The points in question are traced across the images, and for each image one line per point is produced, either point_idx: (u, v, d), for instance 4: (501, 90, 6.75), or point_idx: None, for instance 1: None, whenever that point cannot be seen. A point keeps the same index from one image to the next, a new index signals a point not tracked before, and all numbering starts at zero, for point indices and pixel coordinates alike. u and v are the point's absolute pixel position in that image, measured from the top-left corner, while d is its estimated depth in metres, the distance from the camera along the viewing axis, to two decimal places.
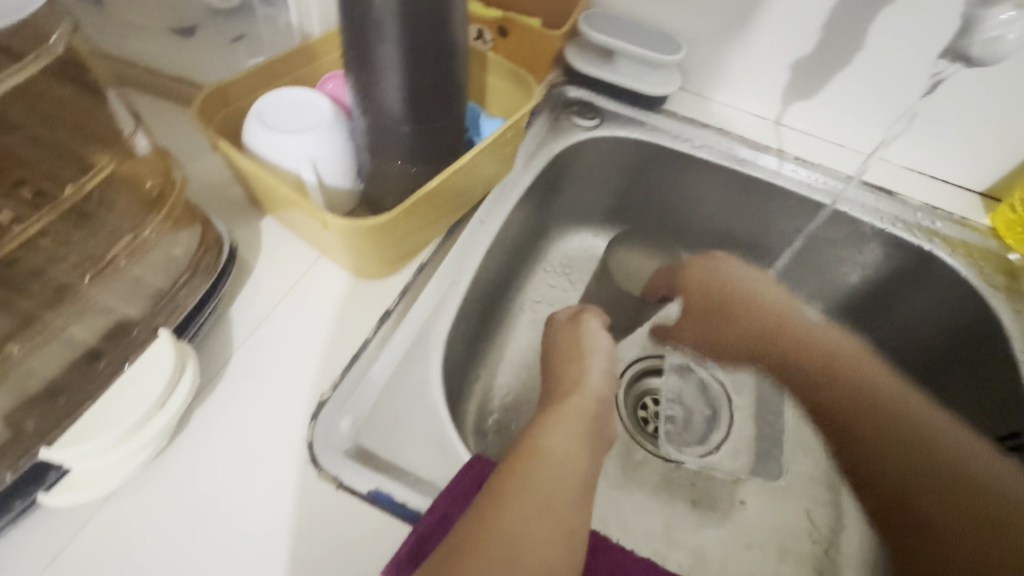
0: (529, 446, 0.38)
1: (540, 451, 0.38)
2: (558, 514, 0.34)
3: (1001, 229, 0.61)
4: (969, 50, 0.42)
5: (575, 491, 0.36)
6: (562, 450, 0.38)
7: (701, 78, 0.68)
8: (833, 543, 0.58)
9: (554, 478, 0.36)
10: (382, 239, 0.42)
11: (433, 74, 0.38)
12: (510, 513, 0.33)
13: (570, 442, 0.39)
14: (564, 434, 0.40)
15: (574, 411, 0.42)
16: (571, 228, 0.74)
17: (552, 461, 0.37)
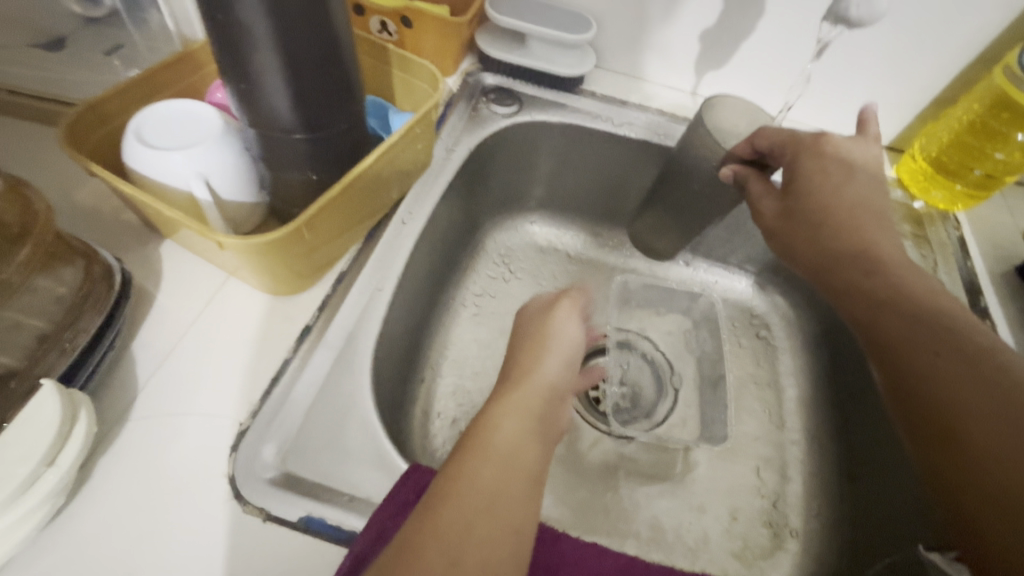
0: (475, 442, 0.36)
1: (485, 450, 0.35)
2: (506, 513, 0.32)
3: (905, 179, 0.64)
4: (848, 12, 0.44)
5: (529, 487, 0.35)
6: (510, 445, 0.36)
7: (615, 55, 0.68)
8: (780, 494, 0.61)
9: (502, 473, 0.34)
10: (290, 253, 0.40)
11: (318, 73, 0.36)
12: (452, 517, 0.31)
13: (522, 437, 0.37)
14: (513, 428, 0.37)
15: (529, 402, 0.40)
16: (505, 217, 0.74)
17: (498, 455, 0.35)
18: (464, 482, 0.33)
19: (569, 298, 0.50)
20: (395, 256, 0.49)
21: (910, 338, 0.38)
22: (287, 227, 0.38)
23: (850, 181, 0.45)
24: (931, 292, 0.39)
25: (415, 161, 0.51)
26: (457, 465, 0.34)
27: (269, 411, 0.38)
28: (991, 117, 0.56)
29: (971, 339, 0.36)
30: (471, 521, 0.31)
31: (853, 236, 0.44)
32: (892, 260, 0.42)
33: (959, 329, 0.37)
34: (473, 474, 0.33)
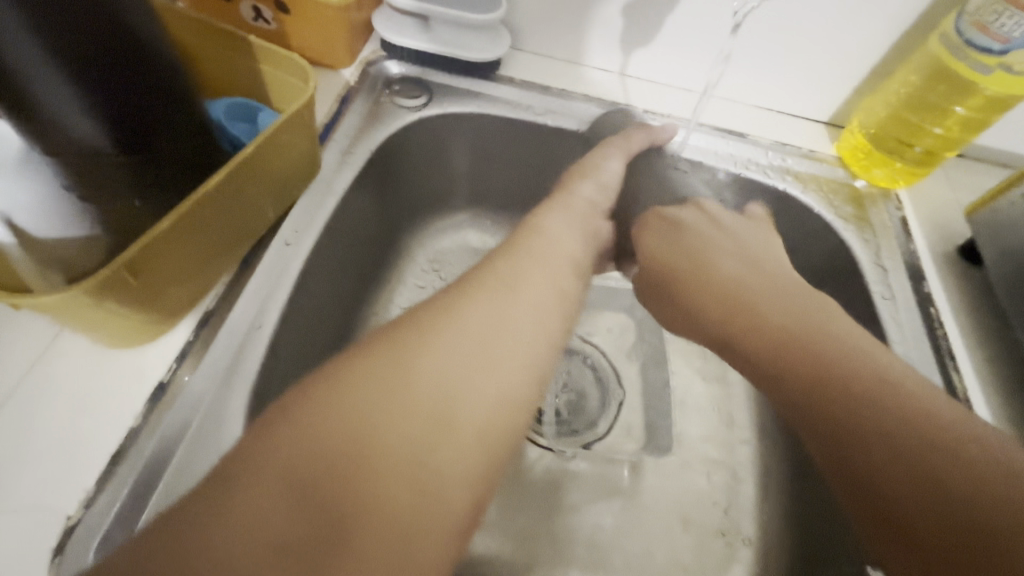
0: (400, 351, 0.27)
1: (406, 371, 0.26)
2: (416, 464, 0.24)
3: (846, 156, 0.60)
4: None
5: (451, 429, 0.25)
6: (442, 370, 0.27)
7: (534, 35, 0.61)
8: (733, 501, 0.58)
9: (424, 399, 0.26)
10: (125, 302, 0.33)
11: (114, 77, 0.30)
12: (338, 442, 0.23)
13: (461, 361, 0.28)
14: (441, 340, 0.28)
15: (483, 324, 0.30)
16: (430, 219, 0.67)
17: (496, 322, 0.30)
18: (366, 399, 0.25)
19: (550, 220, 0.40)
20: (277, 285, 0.42)
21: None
22: (104, 271, 0.31)
23: None
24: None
25: (292, 172, 0.44)
26: (363, 372, 0.26)
27: (108, 496, 0.31)
28: (928, 90, 0.53)
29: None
30: (364, 441, 0.24)
31: None
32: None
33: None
34: (369, 393, 0.25)
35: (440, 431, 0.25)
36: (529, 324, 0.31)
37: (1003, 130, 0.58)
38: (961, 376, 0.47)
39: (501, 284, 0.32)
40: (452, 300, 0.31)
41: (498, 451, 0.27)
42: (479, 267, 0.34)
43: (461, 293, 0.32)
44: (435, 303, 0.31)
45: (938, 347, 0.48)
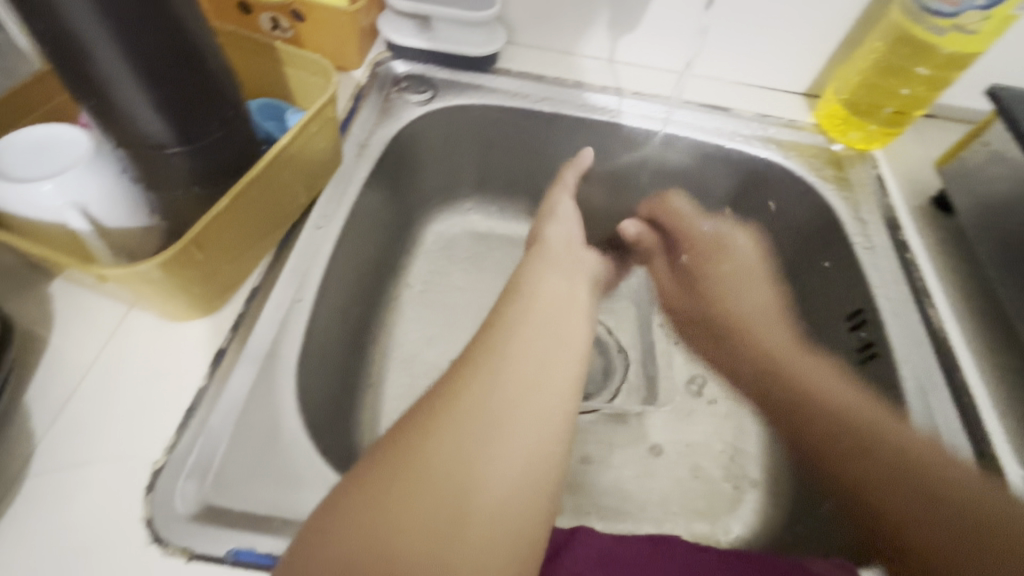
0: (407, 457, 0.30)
1: (431, 453, 0.30)
2: (459, 523, 0.28)
3: (824, 123, 0.65)
4: None
5: (477, 510, 0.29)
6: (453, 448, 0.31)
7: (527, 28, 0.66)
8: (738, 449, 0.62)
9: (457, 476, 0.30)
10: (191, 277, 0.38)
11: (177, 76, 0.34)
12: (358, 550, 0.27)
13: (478, 429, 0.32)
14: (471, 430, 0.32)
15: (492, 394, 0.34)
16: (439, 207, 0.72)
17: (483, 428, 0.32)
18: (390, 499, 0.28)
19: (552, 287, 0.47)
20: (312, 263, 0.46)
21: (868, 477, 0.44)
22: (175, 248, 0.35)
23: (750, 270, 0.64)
24: (858, 401, 0.49)
25: (320, 162, 0.48)
26: (390, 462, 0.30)
27: (187, 443, 0.36)
28: (894, 54, 0.57)
29: (913, 451, 0.43)
30: (399, 526, 0.28)
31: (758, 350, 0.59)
32: (784, 355, 0.57)
33: (896, 442, 0.44)
34: (420, 481, 0.29)
35: (501, 511, 0.30)
36: (548, 379, 0.37)
37: (967, 87, 0.63)
38: (938, 312, 0.51)
39: (491, 361, 0.36)
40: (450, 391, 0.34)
41: (537, 482, 0.32)
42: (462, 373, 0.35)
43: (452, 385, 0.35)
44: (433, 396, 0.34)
45: (915, 290, 0.53)
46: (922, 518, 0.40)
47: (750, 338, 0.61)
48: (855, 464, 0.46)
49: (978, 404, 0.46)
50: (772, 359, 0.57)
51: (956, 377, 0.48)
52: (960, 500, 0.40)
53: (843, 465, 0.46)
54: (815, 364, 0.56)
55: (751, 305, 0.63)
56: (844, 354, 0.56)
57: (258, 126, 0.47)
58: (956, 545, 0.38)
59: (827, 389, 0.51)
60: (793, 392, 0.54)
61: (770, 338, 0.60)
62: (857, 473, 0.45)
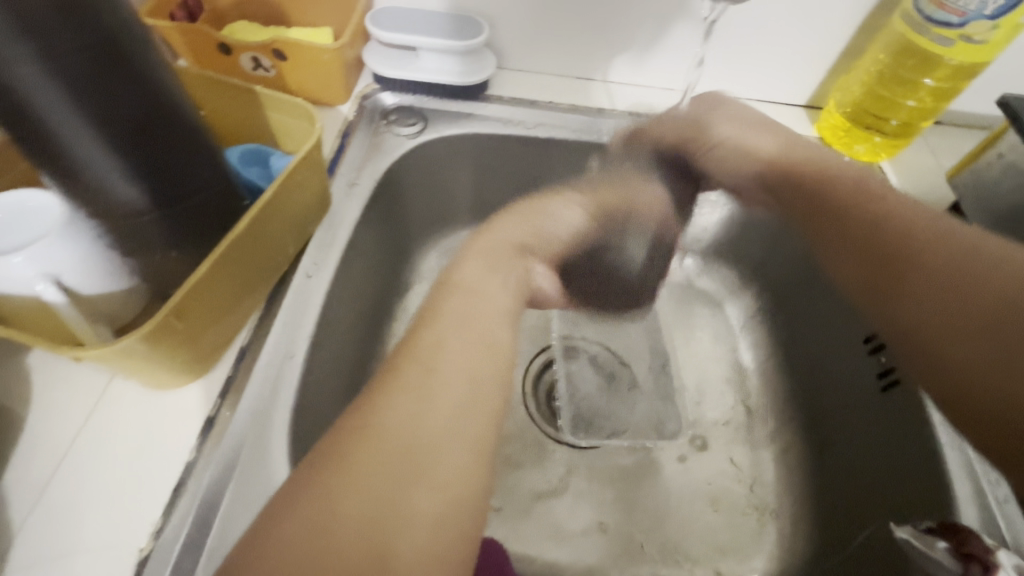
0: (358, 429, 0.28)
1: (375, 447, 0.28)
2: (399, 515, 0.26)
3: (828, 136, 0.63)
4: None
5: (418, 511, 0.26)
6: (396, 433, 0.28)
7: (516, 53, 0.64)
8: (758, 477, 0.59)
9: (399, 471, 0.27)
10: (174, 345, 0.36)
11: (147, 137, 0.32)
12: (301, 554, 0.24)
13: (430, 426, 0.29)
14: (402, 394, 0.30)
15: (437, 384, 0.31)
16: (436, 237, 0.70)
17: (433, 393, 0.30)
18: (349, 484, 0.26)
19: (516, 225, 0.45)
20: (303, 315, 0.44)
21: (931, 265, 0.40)
22: (154, 319, 0.33)
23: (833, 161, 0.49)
24: (911, 216, 0.43)
25: (308, 208, 0.46)
26: (342, 450, 0.28)
27: (174, 525, 0.34)
28: (898, 66, 0.56)
29: (981, 254, 0.39)
30: (338, 514, 0.25)
31: (900, 246, 0.42)
32: (842, 183, 0.47)
33: (942, 254, 0.40)
34: (370, 467, 0.27)
35: (448, 512, 0.27)
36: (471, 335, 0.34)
37: (975, 93, 0.60)
38: None
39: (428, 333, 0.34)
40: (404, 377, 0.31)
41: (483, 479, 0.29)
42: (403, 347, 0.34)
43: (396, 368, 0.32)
44: (383, 382, 0.31)
45: None
46: (974, 312, 0.37)
47: (817, 185, 0.48)
48: (928, 279, 0.40)
49: None
50: (828, 174, 0.48)
51: None
52: (995, 299, 0.37)
53: (924, 260, 0.40)
54: (857, 177, 0.47)
55: (807, 156, 0.50)
56: (863, 377, 0.54)
57: (242, 175, 0.45)
58: (960, 319, 0.38)
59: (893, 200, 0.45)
60: (859, 221, 0.45)
61: (828, 162, 0.49)
62: (915, 267, 0.41)
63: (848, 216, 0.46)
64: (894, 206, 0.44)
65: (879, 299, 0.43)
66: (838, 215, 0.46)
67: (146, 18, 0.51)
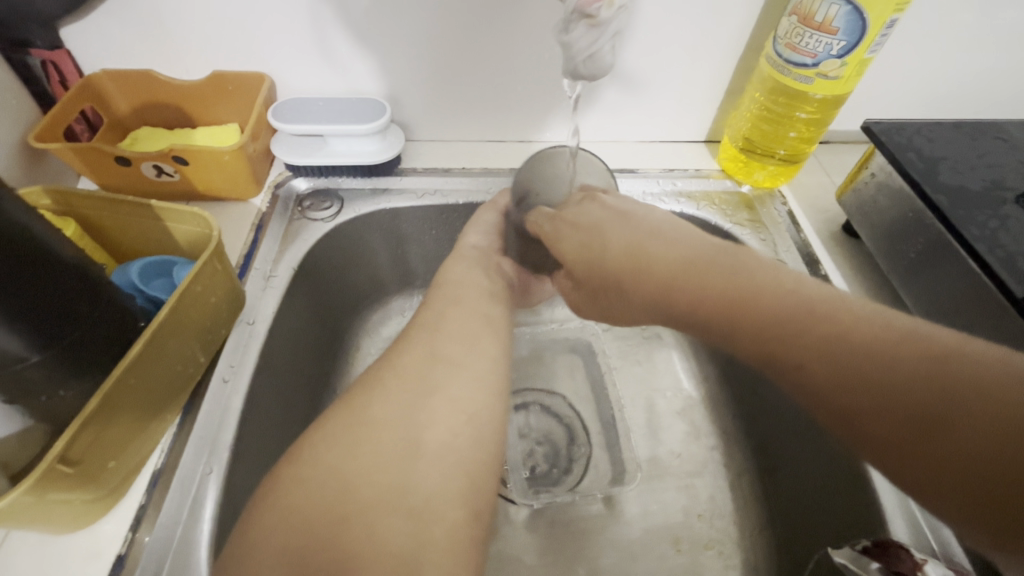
0: (353, 410, 0.35)
1: (337, 456, 0.32)
2: (412, 510, 0.30)
3: (730, 167, 0.66)
4: (579, 70, 0.40)
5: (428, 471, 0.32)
6: (388, 413, 0.34)
7: (425, 125, 0.66)
8: (716, 509, 0.59)
9: (407, 469, 0.32)
10: (68, 490, 0.35)
11: (18, 283, 0.31)
12: (300, 525, 0.30)
13: (385, 419, 0.34)
14: (403, 388, 0.36)
15: (416, 369, 0.37)
16: (374, 308, 0.69)
17: (436, 362, 0.38)
18: (337, 460, 0.32)
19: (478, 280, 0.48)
20: (221, 425, 0.43)
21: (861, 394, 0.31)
22: (37, 469, 0.32)
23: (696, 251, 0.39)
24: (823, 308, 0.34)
25: (216, 311, 0.46)
26: (324, 437, 0.33)
27: None
28: (773, 102, 0.60)
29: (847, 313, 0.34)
30: (340, 489, 0.31)
31: (823, 334, 0.33)
32: (744, 279, 0.37)
33: (820, 293, 0.35)
34: (335, 453, 0.32)
35: (448, 484, 0.32)
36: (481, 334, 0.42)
37: (851, 115, 0.65)
38: None
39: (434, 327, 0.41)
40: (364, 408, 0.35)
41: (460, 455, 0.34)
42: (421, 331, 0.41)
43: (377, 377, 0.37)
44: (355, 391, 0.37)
45: None
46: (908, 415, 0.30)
47: (738, 291, 0.37)
48: (884, 421, 0.31)
49: None
50: (640, 262, 0.40)
51: None
52: (975, 385, 0.29)
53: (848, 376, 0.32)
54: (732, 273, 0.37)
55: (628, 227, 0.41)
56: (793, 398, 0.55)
57: (144, 291, 0.44)
58: (960, 443, 0.29)
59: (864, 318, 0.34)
60: (752, 330, 0.36)
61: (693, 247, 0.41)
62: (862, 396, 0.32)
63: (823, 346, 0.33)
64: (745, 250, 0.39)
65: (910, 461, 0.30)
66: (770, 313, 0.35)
67: (38, 143, 0.52)
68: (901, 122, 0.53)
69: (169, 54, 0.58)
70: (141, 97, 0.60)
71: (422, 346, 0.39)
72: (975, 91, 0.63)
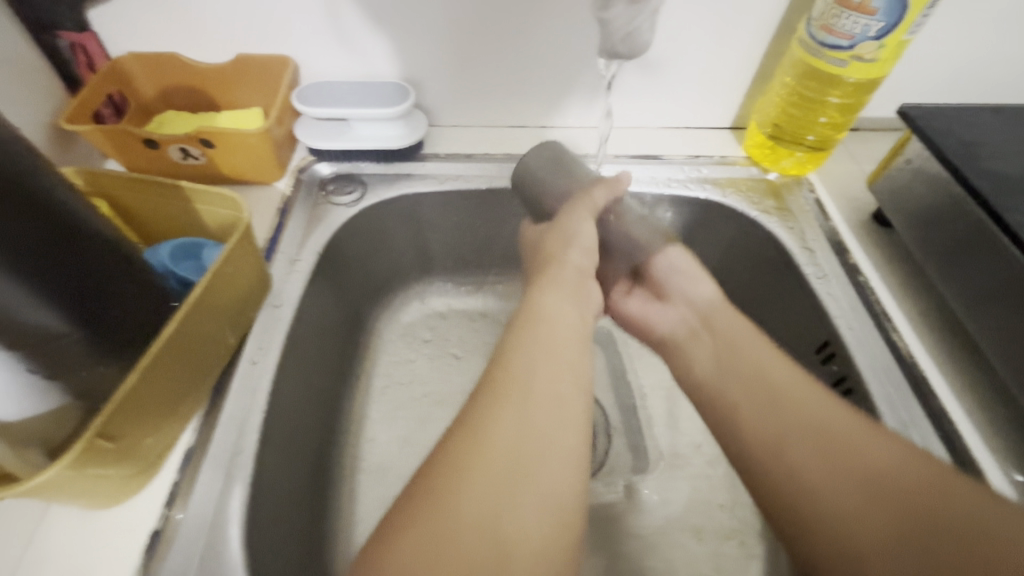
0: (432, 499, 0.30)
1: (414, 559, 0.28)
2: None
3: (757, 154, 0.65)
4: (616, 47, 0.39)
5: (516, 562, 0.29)
6: (477, 505, 0.30)
7: (447, 111, 0.66)
8: (738, 499, 0.58)
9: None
10: (105, 466, 0.35)
11: (57, 259, 0.31)
12: None
13: (470, 510, 0.29)
14: (490, 474, 0.31)
15: (504, 437, 0.32)
16: (394, 294, 0.69)
17: (525, 430, 0.33)
18: (422, 568, 0.27)
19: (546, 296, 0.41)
20: (250, 405, 0.43)
21: (858, 522, 0.34)
22: (78, 444, 0.33)
23: (750, 395, 0.41)
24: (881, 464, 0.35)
25: (245, 294, 0.46)
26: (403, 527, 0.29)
27: None
28: (804, 87, 0.59)
29: (887, 477, 0.34)
30: None
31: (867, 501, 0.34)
32: (782, 420, 0.39)
33: (866, 453, 0.36)
34: (413, 555, 0.28)
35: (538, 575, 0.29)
36: (567, 387, 0.36)
37: (882, 101, 0.64)
38: (900, 335, 0.50)
39: (514, 379, 0.35)
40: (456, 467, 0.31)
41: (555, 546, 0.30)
42: (499, 376, 0.35)
43: (454, 447, 0.32)
44: (432, 465, 0.32)
45: (872, 314, 0.52)
46: None
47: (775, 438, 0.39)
48: None
49: (961, 430, 0.45)
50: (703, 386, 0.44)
51: (931, 401, 0.46)
52: None
53: (837, 511, 0.35)
54: (771, 412, 0.40)
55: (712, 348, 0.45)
56: None
57: (174, 271, 0.45)
58: None
59: (871, 454, 0.36)
60: (792, 490, 0.37)
61: (758, 355, 0.43)
62: (833, 529, 0.34)
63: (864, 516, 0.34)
64: (788, 388, 0.40)
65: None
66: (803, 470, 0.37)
67: (67, 124, 0.52)
68: (940, 107, 0.51)
69: (193, 36, 0.58)
70: (165, 81, 0.60)
71: (512, 411, 0.33)
72: (1011, 76, 0.61)
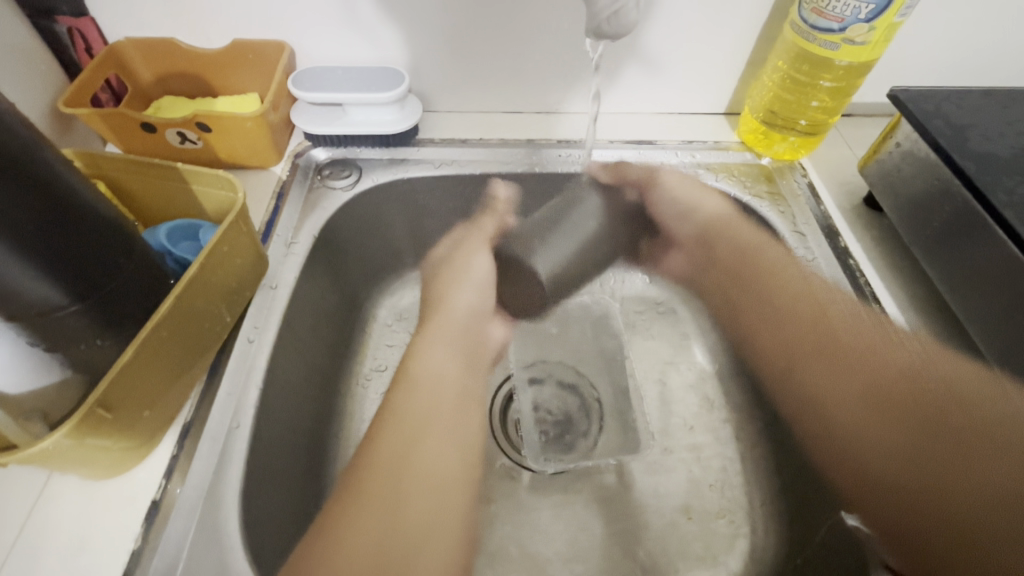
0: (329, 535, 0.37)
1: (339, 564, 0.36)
2: None
3: (750, 139, 0.66)
4: (602, 27, 0.40)
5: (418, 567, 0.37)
6: (370, 532, 0.37)
7: (442, 97, 0.66)
8: (727, 479, 0.59)
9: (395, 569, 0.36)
10: (105, 436, 0.36)
11: (57, 234, 0.32)
12: None
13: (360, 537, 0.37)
14: (388, 488, 0.40)
15: (408, 463, 0.41)
16: (389, 279, 0.70)
17: (420, 462, 0.42)
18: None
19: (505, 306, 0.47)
20: (247, 381, 0.44)
21: (875, 412, 0.47)
22: (78, 413, 0.34)
23: (785, 326, 0.54)
24: (910, 367, 0.47)
25: (241, 273, 0.47)
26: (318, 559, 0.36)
27: None
28: (796, 71, 0.59)
29: (924, 373, 0.46)
30: None
31: (909, 395, 0.46)
32: (832, 331, 0.50)
33: (903, 359, 0.47)
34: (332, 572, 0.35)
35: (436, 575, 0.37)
36: (449, 434, 0.45)
37: (876, 86, 0.64)
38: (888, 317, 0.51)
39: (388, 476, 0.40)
40: (354, 490, 0.40)
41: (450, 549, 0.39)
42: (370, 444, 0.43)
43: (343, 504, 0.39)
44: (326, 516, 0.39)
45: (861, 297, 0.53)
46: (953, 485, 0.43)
47: (820, 347, 0.51)
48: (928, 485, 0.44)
49: None
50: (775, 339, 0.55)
51: None
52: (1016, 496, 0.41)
53: (851, 415, 0.48)
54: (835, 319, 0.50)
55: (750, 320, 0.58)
56: None
57: (172, 251, 0.46)
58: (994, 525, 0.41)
59: (898, 356, 0.47)
60: (811, 406, 0.51)
61: (790, 288, 0.53)
62: (846, 435, 0.48)
63: (898, 407, 0.46)
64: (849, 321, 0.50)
65: (905, 525, 0.45)
66: (841, 368, 0.49)
67: (66, 109, 0.53)
68: (930, 90, 0.52)
69: (188, 21, 0.58)
70: (162, 67, 0.61)
71: (393, 446, 0.42)
72: (1005, 60, 0.61)
